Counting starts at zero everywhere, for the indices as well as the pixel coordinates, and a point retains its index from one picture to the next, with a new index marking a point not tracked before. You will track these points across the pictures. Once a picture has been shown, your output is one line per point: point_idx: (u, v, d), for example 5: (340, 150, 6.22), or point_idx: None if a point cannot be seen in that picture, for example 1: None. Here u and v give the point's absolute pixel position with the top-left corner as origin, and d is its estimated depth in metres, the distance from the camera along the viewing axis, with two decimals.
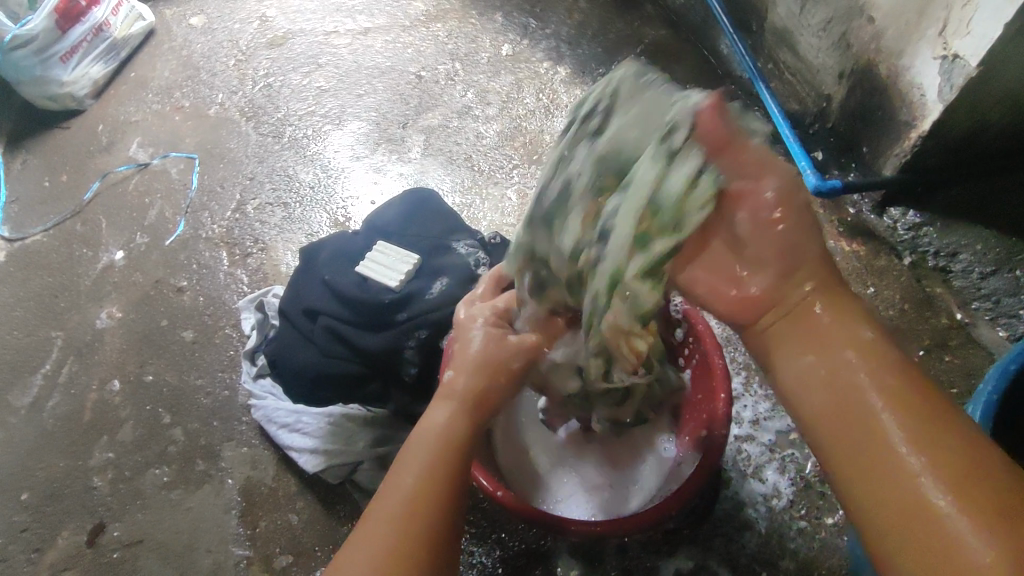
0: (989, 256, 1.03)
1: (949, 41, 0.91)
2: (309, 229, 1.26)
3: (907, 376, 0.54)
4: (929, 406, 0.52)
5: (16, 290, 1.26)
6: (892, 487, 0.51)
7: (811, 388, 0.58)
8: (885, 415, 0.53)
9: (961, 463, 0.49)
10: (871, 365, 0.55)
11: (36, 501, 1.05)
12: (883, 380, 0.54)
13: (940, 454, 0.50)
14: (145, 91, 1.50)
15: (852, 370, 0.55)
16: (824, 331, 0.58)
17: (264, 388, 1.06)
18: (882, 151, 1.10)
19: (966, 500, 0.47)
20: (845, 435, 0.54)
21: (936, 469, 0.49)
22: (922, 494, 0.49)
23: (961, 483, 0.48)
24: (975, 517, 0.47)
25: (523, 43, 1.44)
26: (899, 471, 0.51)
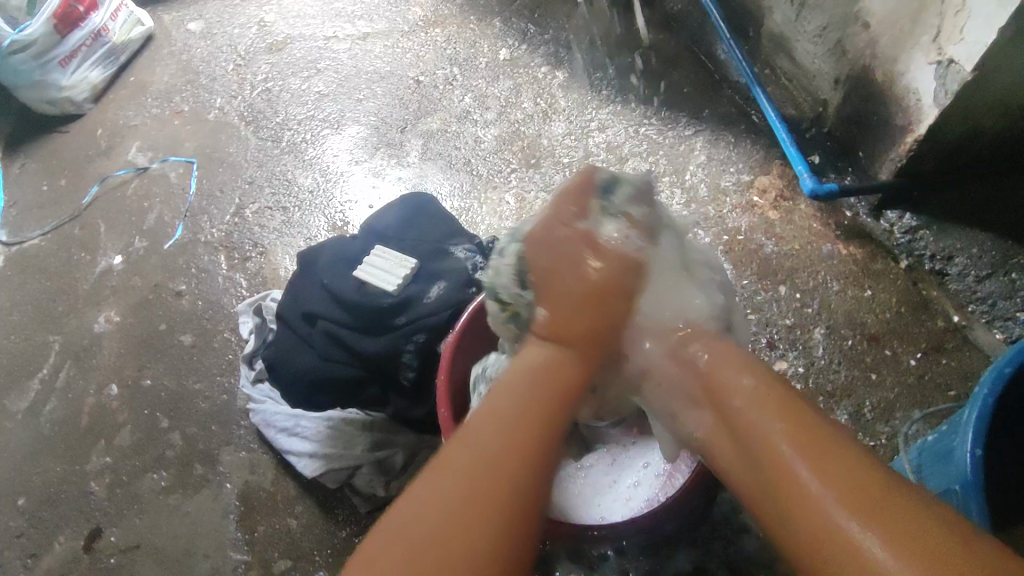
0: (984, 259, 1.04)
1: (943, 47, 0.92)
2: (308, 233, 1.26)
3: (806, 418, 0.57)
4: (817, 434, 0.56)
5: (14, 294, 1.26)
6: (800, 508, 0.53)
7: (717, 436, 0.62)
8: (797, 452, 0.55)
9: (849, 473, 0.52)
10: (762, 406, 0.59)
11: (34, 507, 1.04)
12: (780, 419, 0.57)
13: (838, 476, 0.52)
14: (144, 96, 1.50)
15: (751, 417, 0.59)
16: (722, 382, 0.62)
17: (263, 391, 1.06)
18: (878, 156, 1.10)
19: (860, 511, 0.49)
20: (759, 481, 0.57)
21: (837, 491, 0.51)
22: (832, 519, 0.50)
23: (862, 501, 0.50)
24: (882, 533, 0.48)
25: (521, 48, 1.45)
26: (799, 492, 0.53)
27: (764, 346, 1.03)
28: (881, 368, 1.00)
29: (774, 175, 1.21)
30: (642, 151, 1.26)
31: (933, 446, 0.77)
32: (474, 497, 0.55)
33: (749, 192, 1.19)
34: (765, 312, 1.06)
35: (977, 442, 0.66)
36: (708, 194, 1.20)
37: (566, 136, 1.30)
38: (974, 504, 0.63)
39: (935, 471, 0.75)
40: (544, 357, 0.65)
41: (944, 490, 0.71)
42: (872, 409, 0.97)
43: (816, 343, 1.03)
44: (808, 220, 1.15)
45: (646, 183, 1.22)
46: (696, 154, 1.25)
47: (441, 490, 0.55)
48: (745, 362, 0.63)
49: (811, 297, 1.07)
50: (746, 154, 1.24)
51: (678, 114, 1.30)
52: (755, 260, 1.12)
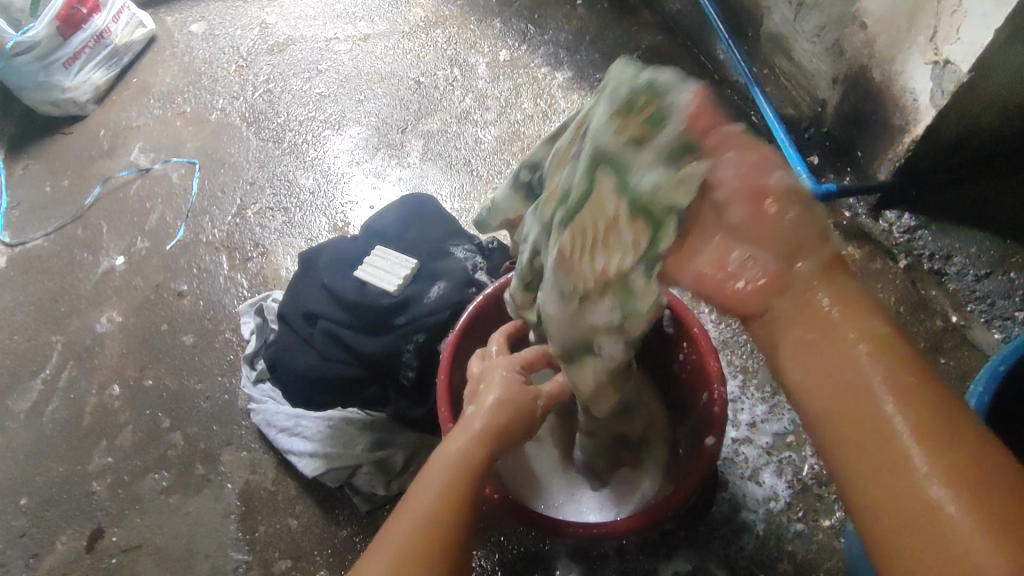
0: (982, 259, 1.04)
1: (940, 47, 0.92)
2: (309, 233, 1.26)
3: (909, 358, 0.51)
4: (917, 373, 0.50)
5: (17, 294, 1.26)
6: (873, 440, 0.48)
7: (798, 354, 0.54)
8: (889, 385, 0.49)
9: (940, 421, 0.47)
10: (865, 335, 0.52)
11: (36, 506, 1.05)
12: (883, 352, 0.51)
13: (921, 416, 0.47)
14: (146, 97, 1.51)
15: (842, 339, 0.52)
16: (814, 302, 0.54)
17: (264, 391, 1.07)
18: (876, 156, 1.11)
19: (946, 460, 0.46)
20: (832, 401, 0.51)
21: (921, 434, 0.47)
22: (908, 460, 0.47)
23: (943, 449, 0.46)
24: (961, 490, 0.44)
25: (521, 49, 1.45)
26: (876, 428, 0.48)
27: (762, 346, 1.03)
28: None
29: None
30: None
31: None
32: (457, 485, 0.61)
33: None
34: None
35: None
36: None
37: None
38: None
39: None
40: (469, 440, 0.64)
41: None
42: None
43: None
44: None
45: None
46: None
47: (408, 520, 0.59)
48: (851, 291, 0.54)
49: None
50: None
51: None
52: None
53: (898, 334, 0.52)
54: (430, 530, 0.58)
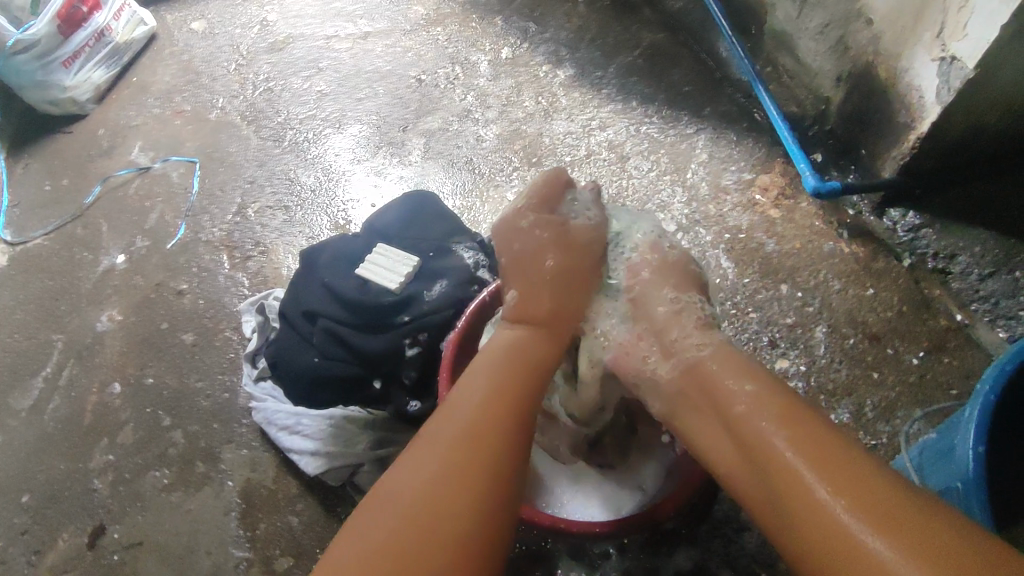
0: (987, 258, 1.04)
1: (946, 44, 0.91)
2: (310, 231, 1.26)
3: (815, 428, 0.59)
4: (825, 442, 0.58)
5: (18, 293, 1.26)
6: (810, 512, 0.54)
7: (733, 455, 0.63)
8: (803, 456, 0.57)
9: (858, 482, 0.54)
10: (774, 416, 0.61)
11: (36, 504, 1.05)
12: (784, 427, 0.60)
13: (839, 481, 0.54)
14: (146, 95, 1.51)
15: (753, 426, 0.61)
16: (717, 389, 0.66)
17: (265, 389, 1.06)
18: (882, 154, 1.10)
19: (876, 519, 0.51)
20: (766, 483, 0.59)
21: (837, 490, 0.54)
22: (831, 514, 0.53)
23: (871, 509, 0.52)
24: (879, 529, 0.50)
25: (523, 47, 1.45)
26: (806, 500, 0.55)
27: (764, 345, 1.03)
28: (883, 367, 1.00)
29: (775, 173, 1.20)
30: (643, 149, 1.26)
31: (935, 445, 0.77)
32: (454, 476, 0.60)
33: (751, 190, 1.19)
34: (765, 311, 1.06)
35: (979, 439, 0.66)
36: (709, 193, 1.19)
37: (567, 134, 1.30)
38: (975, 497, 0.64)
39: (937, 468, 0.75)
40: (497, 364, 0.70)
41: (946, 486, 0.71)
42: (874, 407, 0.97)
43: (817, 343, 1.03)
44: (810, 218, 1.15)
45: (647, 181, 1.22)
46: (698, 152, 1.24)
47: (388, 514, 0.58)
48: (748, 369, 0.66)
49: (812, 295, 1.07)
50: (747, 152, 1.23)
51: (679, 112, 1.30)
52: (757, 258, 1.11)
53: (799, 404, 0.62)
54: (407, 516, 0.58)
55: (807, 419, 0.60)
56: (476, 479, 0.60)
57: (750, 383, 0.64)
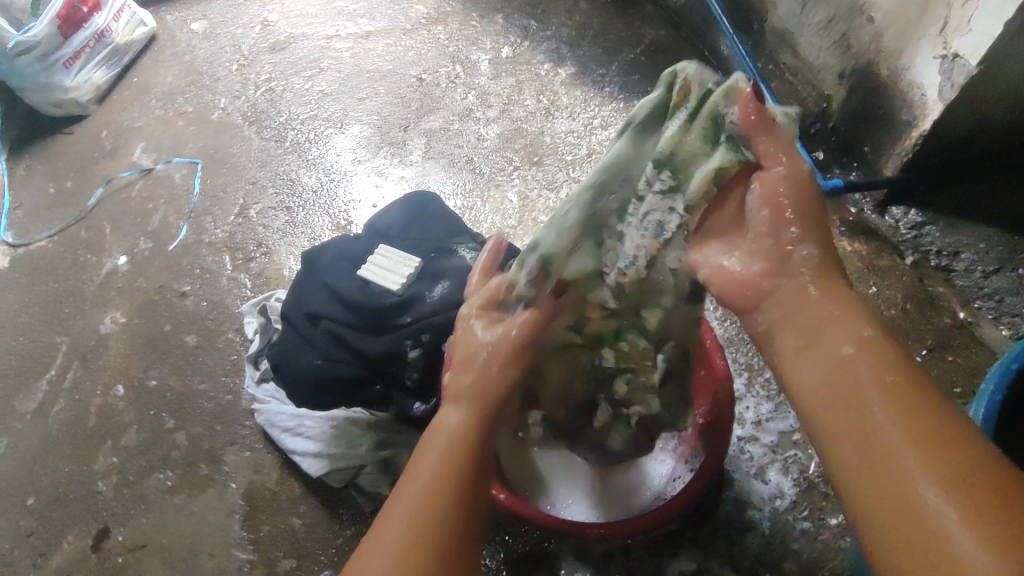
0: (991, 255, 1.03)
1: (950, 40, 0.91)
2: (312, 233, 1.26)
3: (928, 405, 0.51)
4: (937, 422, 0.50)
5: (22, 295, 1.27)
6: (902, 500, 0.48)
7: (820, 407, 0.56)
8: (897, 423, 0.51)
9: (967, 480, 0.47)
10: (884, 383, 0.53)
11: (42, 506, 1.05)
12: (889, 384, 0.53)
13: (952, 470, 0.47)
14: (148, 97, 1.51)
15: (850, 375, 0.54)
16: (825, 335, 0.57)
17: (267, 391, 1.06)
18: (884, 152, 1.09)
19: (974, 517, 0.45)
20: (849, 446, 0.53)
21: (924, 460, 0.48)
22: (910, 491, 0.48)
23: (975, 508, 0.45)
24: (963, 510, 0.46)
25: (523, 45, 1.44)
26: (902, 484, 0.49)
27: None
28: None
29: None
30: None
31: None
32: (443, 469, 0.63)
33: None
34: None
35: (984, 439, 0.66)
36: None
37: (568, 133, 1.30)
38: None
39: None
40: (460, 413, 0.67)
41: None
42: None
43: None
44: None
45: None
46: None
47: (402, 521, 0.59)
48: (867, 321, 0.57)
49: None
50: None
51: None
52: None
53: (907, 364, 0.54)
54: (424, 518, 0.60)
55: (924, 395, 0.52)
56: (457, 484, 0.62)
57: (859, 342, 0.55)
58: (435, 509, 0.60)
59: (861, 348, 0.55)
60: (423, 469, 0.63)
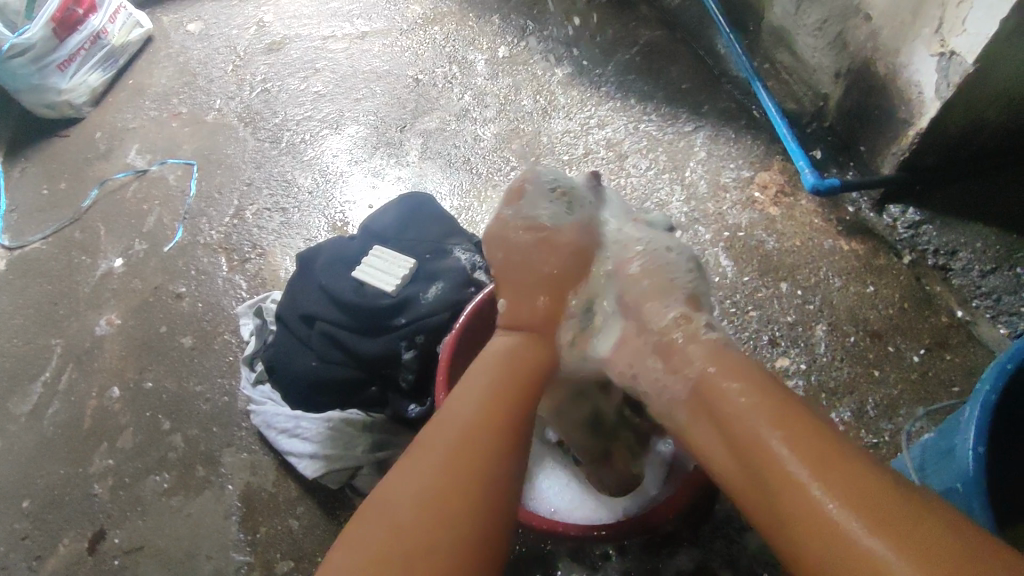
0: (988, 254, 1.03)
1: (945, 39, 0.91)
2: (308, 234, 1.26)
3: (814, 431, 0.56)
4: (822, 447, 0.55)
5: (16, 298, 1.26)
6: (812, 527, 0.51)
7: (727, 458, 0.60)
8: (795, 469, 0.54)
9: (867, 492, 0.51)
10: (773, 419, 0.58)
11: (37, 509, 1.05)
12: (781, 429, 0.57)
13: (844, 488, 0.51)
14: (143, 98, 1.51)
15: (747, 429, 0.58)
16: (713, 385, 0.63)
17: (263, 393, 1.06)
18: (880, 150, 1.09)
19: (874, 522, 0.49)
20: (760, 486, 0.56)
21: (828, 489, 0.52)
22: (829, 518, 0.51)
23: (874, 516, 0.49)
24: (879, 531, 0.48)
25: (520, 45, 1.44)
26: (807, 508, 0.52)
27: (764, 343, 1.02)
28: (884, 364, 0.99)
29: (774, 171, 1.20)
30: (641, 147, 1.25)
31: (935, 446, 0.76)
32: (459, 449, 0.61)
33: (750, 187, 1.18)
34: (766, 309, 1.05)
35: (979, 439, 0.65)
36: (708, 190, 1.19)
37: (565, 133, 1.30)
38: (976, 498, 0.63)
39: (937, 468, 0.74)
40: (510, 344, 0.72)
41: (946, 487, 0.71)
42: (875, 406, 0.96)
43: (818, 340, 1.02)
44: (809, 215, 1.14)
45: (646, 180, 1.21)
46: (696, 150, 1.24)
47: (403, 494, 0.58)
48: (735, 364, 0.64)
49: (812, 293, 1.06)
50: (746, 150, 1.23)
51: (677, 110, 1.29)
52: (756, 256, 1.11)
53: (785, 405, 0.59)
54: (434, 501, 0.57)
55: (806, 422, 0.57)
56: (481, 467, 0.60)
57: (740, 383, 0.61)
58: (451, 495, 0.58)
59: (743, 388, 0.61)
60: (439, 448, 0.61)
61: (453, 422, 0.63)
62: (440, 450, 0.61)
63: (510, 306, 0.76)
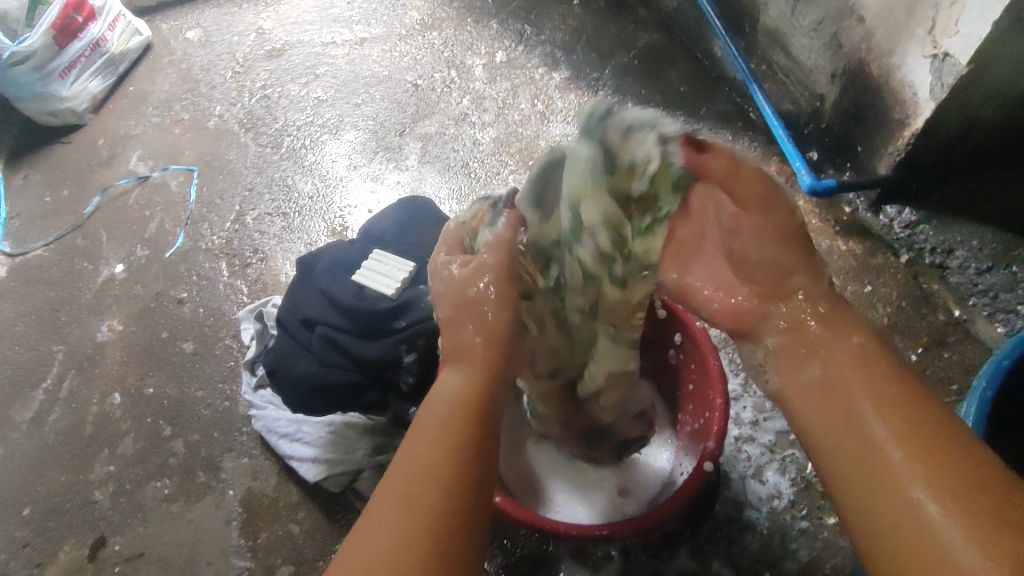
0: (985, 252, 1.03)
1: (938, 40, 0.92)
2: (309, 238, 1.26)
3: (909, 392, 0.56)
4: (915, 411, 0.55)
5: (17, 305, 1.26)
6: (887, 487, 0.53)
7: (805, 404, 0.61)
8: (882, 411, 0.56)
9: (933, 448, 0.52)
10: (866, 374, 0.58)
11: (39, 516, 1.05)
12: (875, 392, 0.57)
13: (937, 467, 0.51)
14: (144, 105, 1.51)
15: (846, 381, 0.59)
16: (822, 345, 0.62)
17: (265, 397, 1.06)
18: (876, 150, 1.10)
19: (946, 494, 0.49)
20: (842, 445, 0.57)
21: (914, 450, 0.52)
22: (902, 482, 0.52)
23: (944, 484, 0.50)
24: (940, 489, 0.50)
25: (517, 50, 1.45)
26: (882, 462, 0.54)
27: None
28: None
29: (772, 172, 1.20)
30: None
31: None
32: (436, 447, 0.59)
33: None
34: None
35: (978, 436, 0.66)
36: None
37: (564, 137, 1.30)
38: None
39: None
40: (457, 371, 0.66)
41: None
42: None
43: None
44: (807, 216, 1.15)
45: None
46: None
47: (387, 498, 0.56)
48: (848, 331, 0.61)
49: None
50: (743, 151, 1.23)
51: (675, 113, 1.30)
52: None
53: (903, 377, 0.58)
54: (422, 496, 0.56)
55: (902, 389, 0.56)
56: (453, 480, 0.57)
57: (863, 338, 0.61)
58: (425, 487, 0.56)
59: (863, 341, 0.60)
60: (416, 450, 0.59)
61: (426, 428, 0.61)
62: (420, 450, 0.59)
63: (451, 340, 0.69)
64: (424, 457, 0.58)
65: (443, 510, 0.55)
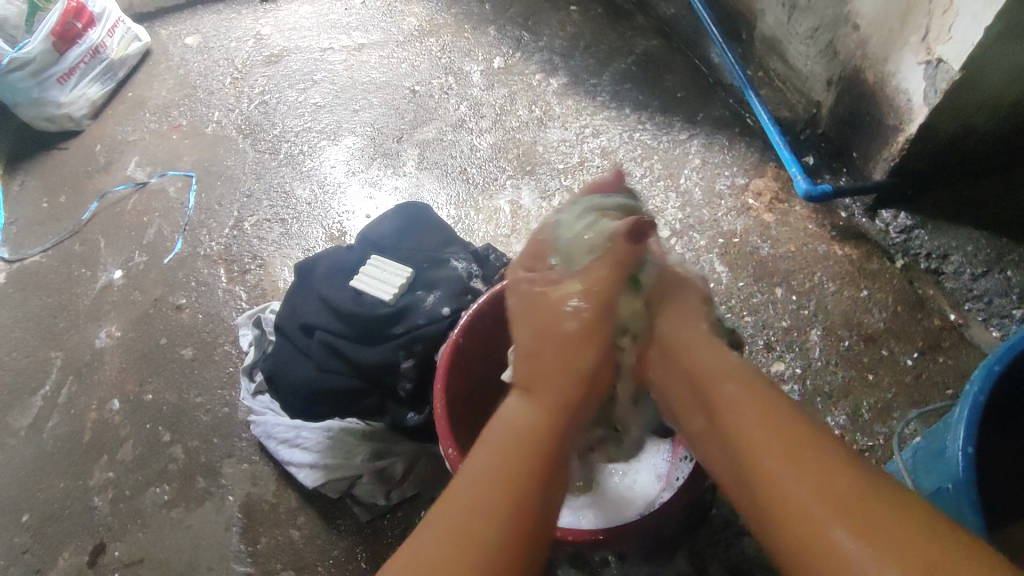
0: (979, 257, 1.04)
1: (931, 48, 0.92)
2: (307, 244, 1.26)
3: (798, 424, 0.57)
4: (800, 440, 0.56)
5: (15, 311, 1.26)
6: (792, 515, 0.52)
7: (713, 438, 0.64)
8: (778, 436, 0.57)
9: (824, 469, 0.52)
10: (760, 412, 0.60)
11: (38, 522, 1.05)
12: (763, 424, 0.58)
13: (829, 489, 0.51)
14: (142, 111, 1.51)
15: (732, 419, 0.61)
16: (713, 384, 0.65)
17: (263, 403, 1.07)
18: (871, 155, 1.11)
19: (849, 517, 0.48)
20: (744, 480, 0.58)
21: (797, 469, 0.54)
22: (803, 506, 0.51)
23: (847, 505, 0.49)
24: (836, 511, 0.49)
25: (515, 56, 1.46)
26: (777, 486, 0.54)
27: (760, 349, 1.03)
28: (880, 367, 1.00)
29: (768, 178, 1.21)
30: (637, 155, 1.27)
31: (927, 449, 0.75)
32: (503, 463, 0.59)
33: (744, 194, 1.20)
34: (762, 314, 1.07)
35: (968, 441, 0.65)
36: (702, 198, 1.20)
37: (562, 142, 1.31)
38: (967, 498, 0.63)
39: (930, 469, 0.73)
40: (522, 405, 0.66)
41: (939, 487, 0.70)
42: (870, 409, 0.97)
43: (813, 345, 1.03)
44: (803, 221, 1.16)
45: (642, 187, 1.23)
46: (691, 158, 1.25)
47: (448, 509, 0.55)
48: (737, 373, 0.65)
49: (807, 297, 1.07)
50: (739, 157, 1.24)
51: (671, 119, 1.31)
52: (752, 261, 1.12)
53: (787, 403, 0.61)
54: (483, 511, 0.54)
55: (794, 418, 0.58)
56: (520, 501, 0.56)
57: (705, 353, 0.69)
58: (488, 503, 0.55)
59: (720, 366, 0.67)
60: (479, 466, 0.59)
61: (495, 443, 0.61)
62: (487, 460, 0.59)
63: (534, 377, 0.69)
64: (494, 468, 0.58)
65: (497, 528, 0.54)
